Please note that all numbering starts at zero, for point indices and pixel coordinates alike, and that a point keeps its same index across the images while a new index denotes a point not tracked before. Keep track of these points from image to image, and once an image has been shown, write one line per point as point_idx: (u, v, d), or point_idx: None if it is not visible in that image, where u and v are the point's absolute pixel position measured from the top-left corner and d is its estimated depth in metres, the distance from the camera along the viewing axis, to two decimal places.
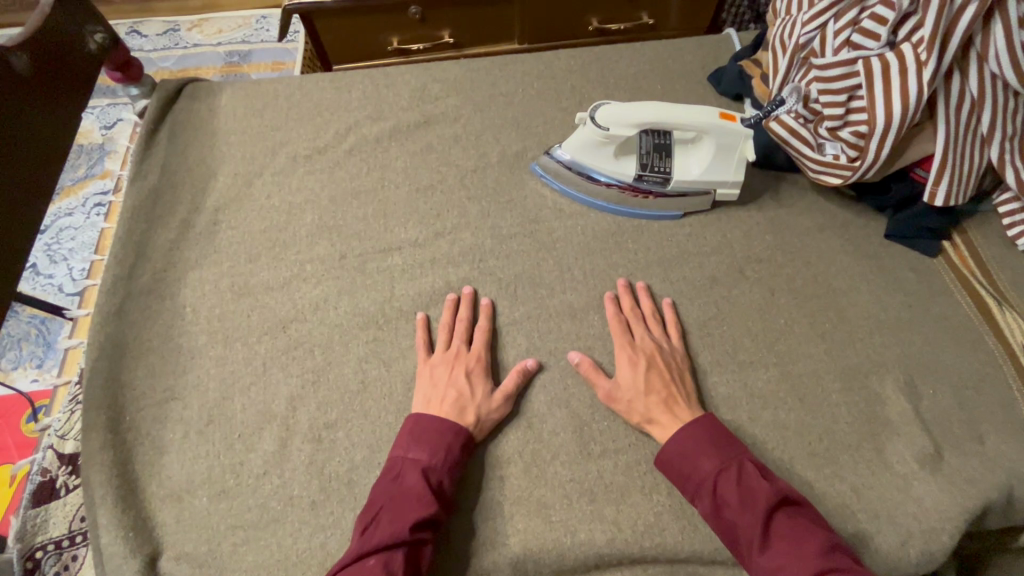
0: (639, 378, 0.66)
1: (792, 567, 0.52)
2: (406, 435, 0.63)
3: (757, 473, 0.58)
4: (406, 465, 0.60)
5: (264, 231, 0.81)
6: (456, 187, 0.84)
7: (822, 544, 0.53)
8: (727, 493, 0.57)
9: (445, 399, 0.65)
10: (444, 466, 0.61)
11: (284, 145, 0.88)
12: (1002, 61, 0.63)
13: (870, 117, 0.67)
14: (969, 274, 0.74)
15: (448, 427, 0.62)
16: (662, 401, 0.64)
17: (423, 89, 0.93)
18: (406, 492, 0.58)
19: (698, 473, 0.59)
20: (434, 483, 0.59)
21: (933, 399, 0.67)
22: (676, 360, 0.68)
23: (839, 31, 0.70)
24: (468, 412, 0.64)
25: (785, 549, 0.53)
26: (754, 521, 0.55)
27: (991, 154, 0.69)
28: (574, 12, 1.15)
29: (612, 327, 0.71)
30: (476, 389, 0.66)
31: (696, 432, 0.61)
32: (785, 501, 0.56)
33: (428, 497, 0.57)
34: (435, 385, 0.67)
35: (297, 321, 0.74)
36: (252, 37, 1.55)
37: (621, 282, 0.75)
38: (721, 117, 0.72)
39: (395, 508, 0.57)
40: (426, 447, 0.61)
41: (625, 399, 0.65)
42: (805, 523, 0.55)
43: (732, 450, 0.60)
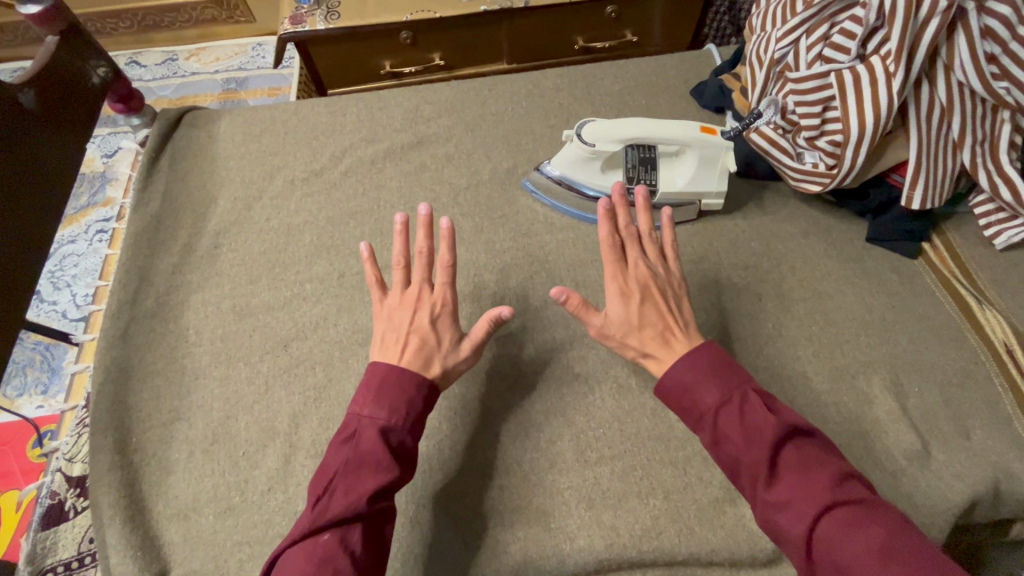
0: (633, 311, 0.64)
1: (800, 500, 0.51)
2: (363, 391, 0.60)
3: (762, 404, 0.56)
4: (363, 424, 0.58)
5: (264, 253, 0.83)
6: (450, 206, 0.86)
7: (831, 476, 0.52)
8: (730, 426, 0.56)
9: (407, 348, 0.63)
10: (405, 424, 0.59)
11: (281, 169, 0.91)
12: (968, 71, 0.67)
13: (844, 127, 0.70)
14: (949, 273, 0.77)
15: (410, 382, 0.61)
16: (658, 334, 0.63)
17: (416, 111, 0.96)
18: (363, 456, 0.56)
19: (699, 406, 0.58)
20: (394, 443, 0.58)
21: (919, 396, 0.69)
22: (670, 286, 0.67)
23: (811, 45, 0.73)
24: (433, 361, 0.63)
25: (791, 481, 0.52)
26: (759, 454, 0.54)
27: (964, 158, 0.72)
28: (560, 32, 1.18)
29: (604, 250, 0.68)
30: (441, 337, 0.65)
31: (697, 364, 0.60)
32: (792, 433, 0.55)
33: (387, 462, 0.56)
34: (395, 329, 0.65)
35: (298, 340, 0.76)
36: (248, 64, 1.59)
37: (616, 188, 0.70)
38: (702, 130, 0.76)
39: (352, 476, 0.55)
40: (384, 406, 0.59)
41: (616, 335, 0.65)
42: (812, 454, 0.54)
43: (734, 381, 0.58)
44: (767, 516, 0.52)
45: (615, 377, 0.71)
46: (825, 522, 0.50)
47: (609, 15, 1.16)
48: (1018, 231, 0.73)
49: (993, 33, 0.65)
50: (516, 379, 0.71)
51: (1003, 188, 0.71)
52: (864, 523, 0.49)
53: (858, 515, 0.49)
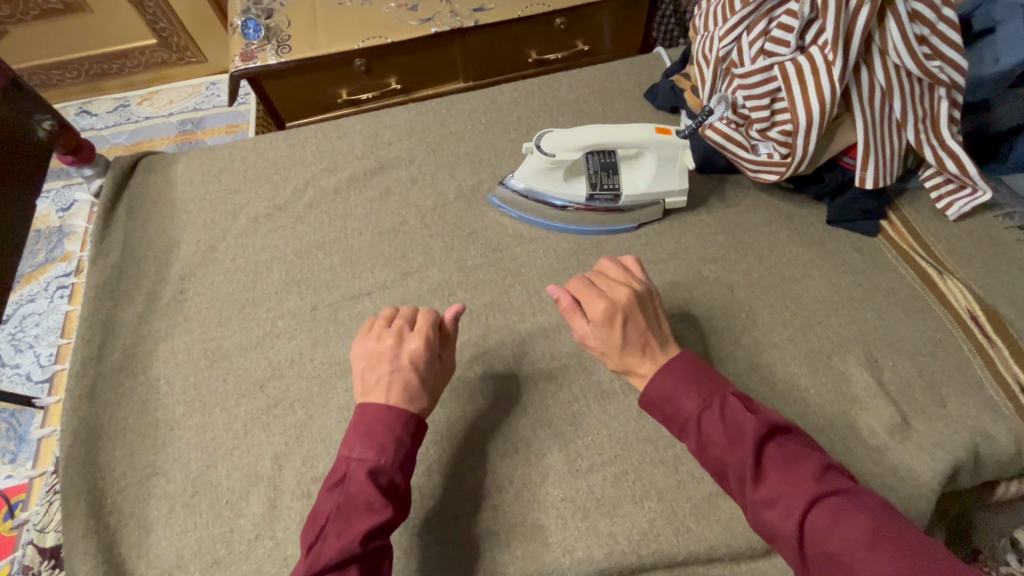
0: (615, 330, 0.64)
1: (787, 496, 0.51)
2: (352, 432, 0.59)
3: (741, 405, 0.57)
4: (353, 467, 0.57)
5: (231, 293, 0.82)
6: (418, 227, 0.86)
7: (814, 469, 0.52)
8: (712, 430, 0.57)
9: (393, 387, 0.62)
10: (395, 463, 0.58)
11: (243, 207, 0.90)
12: (902, 54, 0.70)
13: (794, 116, 0.72)
14: (909, 248, 0.79)
15: (397, 418, 0.59)
16: (641, 351, 0.64)
17: (376, 137, 0.96)
18: (354, 498, 0.55)
19: (681, 413, 0.60)
20: (385, 483, 0.56)
21: (893, 369, 0.71)
22: (647, 303, 0.68)
23: (753, 42, 0.75)
24: (419, 400, 0.62)
25: (777, 478, 0.53)
26: (743, 454, 0.54)
27: (909, 136, 0.75)
28: (512, 48, 1.18)
29: (576, 286, 0.69)
30: (426, 375, 0.64)
31: (675, 373, 0.61)
32: (773, 431, 0.56)
33: (378, 502, 0.55)
34: (378, 368, 0.63)
35: (274, 379, 0.74)
36: (203, 104, 1.57)
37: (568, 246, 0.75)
38: (657, 131, 0.77)
39: (343, 520, 0.53)
40: (373, 446, 0.58)
41: (598, 349, 0.66)
42: (795, 448, 0.55)
43: (713, 386, 0.60)
44: (757, 515, 0.53)
45: (598, 384, 0.71)
46: (812, 516, 0.50)
47: (559, 27, 1.16)
48: (967, 201, 0.77)
49: (920, 16, 0.70)
50: (500, 396, 0.71)
51: (949, 162, 0.75)
52: (849, 512, 0.49)
53: (844, 506, 0.50)
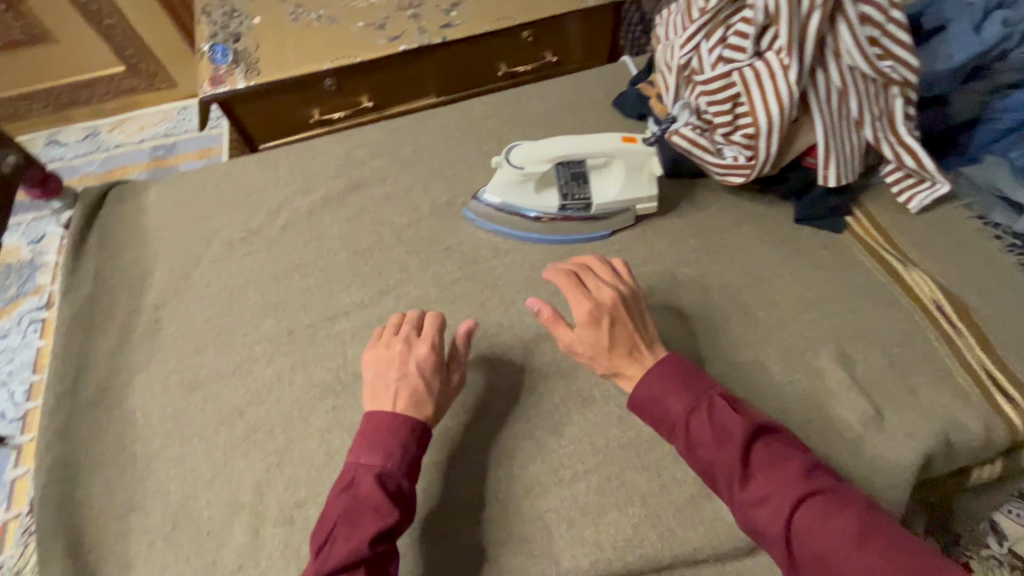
0: (602, 333, 0.65)
1: (775, 496, 0.53)
2: (359, 437, 0.60)
3: (729, 407, 0.58)
4: (360, 471, 0.58)
5: (207, 320, 0.81)
6: (394, 245, 0.86)
7: (800, 469, 0.54)
8: (701, 432, 0.58)
9: (399, 394, 0.63)
10: (402, 468, 0.58)
11: (217, 232, 0.89)
12: (854, 56, 0.72)
13: (755, 120, 0.74)
14: (874, 241, 0.81)
15: (402, 423, 0.60)
16: (627, 354, 0.65)
17: (349, 156, 0.96)
18: (362, 502, 0.56)
19: (670, 414, 0.60)
20: (391, 488, 0.57)
21: (865, 362, 0.72)
22: (633, 305, 0.68)
23: (711, 49, 0.76)
24: (425, 406, 0.63)
25: (765, 479, 0.54)
26: (732, 457, 0.55)
27: (867, 134, 0.78)
28: (481, 62, 1.19)
29: (563, 283, 0.70)
30: (432, 382, 0.64)
31: (664, 376, 0.62)
32: (760, 432, 0.57)
33: (384, 507, 0.55)
34: (385, 375, 0.64)
35: (254, 406, 0.73)
36: (175, 129, 1.56)
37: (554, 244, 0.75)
38: (623, 140, 0.79)
39: (351, 523, 0.54)
40: (379, 451, 0.59)
41: (585, 352, 0.66)
42: (781, 448, 0.56)
43: (700, 388, 0.60)
44: (745, 515, 0.54)
45: (578, 392, 0.71)
46: (799, 516, 0.51)
47: (526, 39, 1.17)
48: (928, 193, 0.79)
49: (870, 19, 0.72)
50: (480, 410, 0.71)
51: (906, 157, 0.78)
52: (835, 511, 0.51)
53: (829, 505, 0.51)
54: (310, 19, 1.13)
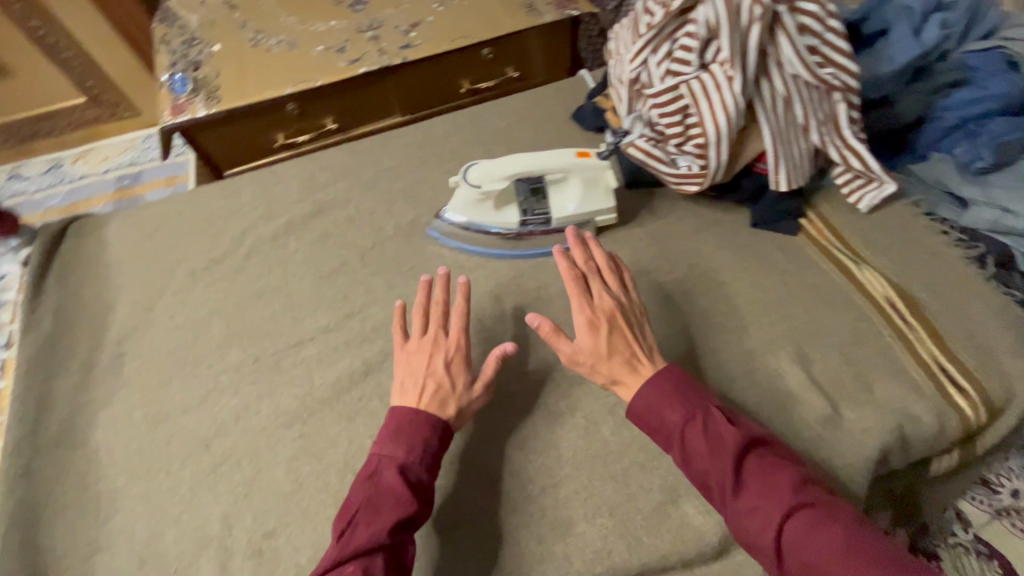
0: (601, 340, 0.66)
1: (766, 507, 0.55)
2: (384, 430, 0.64)
3: (724, 419, 0.60)
4: (383, 462, 0.61)
5: (171, 352, 0.80)
6: (359, 267, 0.86)
7: (791, 481, 0.56)
8: (696, 442, 0.59)
9: (425, 391, 0.66)
10: (423, 462, 0.62)
11: (180, 262, 0.89)
12: (796, 64, 0.74)
13: (704, 131, 0.76)
14: (827, 242, 0.84)
15: (425, 420, 0.64)
16: (626, 362, 0.66)
17: (312, 180, 0.96)
18: (385, 491, 0.59)
19: (666, 424, 0.62)
20: (412, 480, 0.61)
21: (822, 362, 0.74)
22: (633, 315, 0.70)
23: (659, 63, 0.78)
24: (449, 404, 0.66)
25: (756, 489, 0.56)
26: (725, 467, 0.57)
27: (814, 139, 0.80)
28: (444, 80, 1.20)
29: (568, 284, 0.71)
30: (456, 382, 0.67)
31: (662, 386, 0.63)
32: (752, 444, 0.59)
33: (405, 497, 0.59)
34: (413, 374, 0.68)
35: (220, 437, 0.73)
36: (140, 158, 1.55)
37: (570, 227, 0.74)
38: (578, 155, 0.81)
39: (373, 510, 0.58)
40: (403, 444, 0.62)
41: (586, 361, 0.66)
42: (772, 460, 0.58)
43: (696, 399, 0.62)
44: (737, 524, 0.56)
45: (544, 406, 0.72)
46: (790, 527, 0.53)
47: (486, 56, 1.18)
48: (876, 193, 0.82)
49: (808, 29, 0.74)
50: None
51: (853, 159, 0.81)
52: (824, 523, 0.53)
53: (819, 516, 0.53)
54: (269, 45, 1.14)
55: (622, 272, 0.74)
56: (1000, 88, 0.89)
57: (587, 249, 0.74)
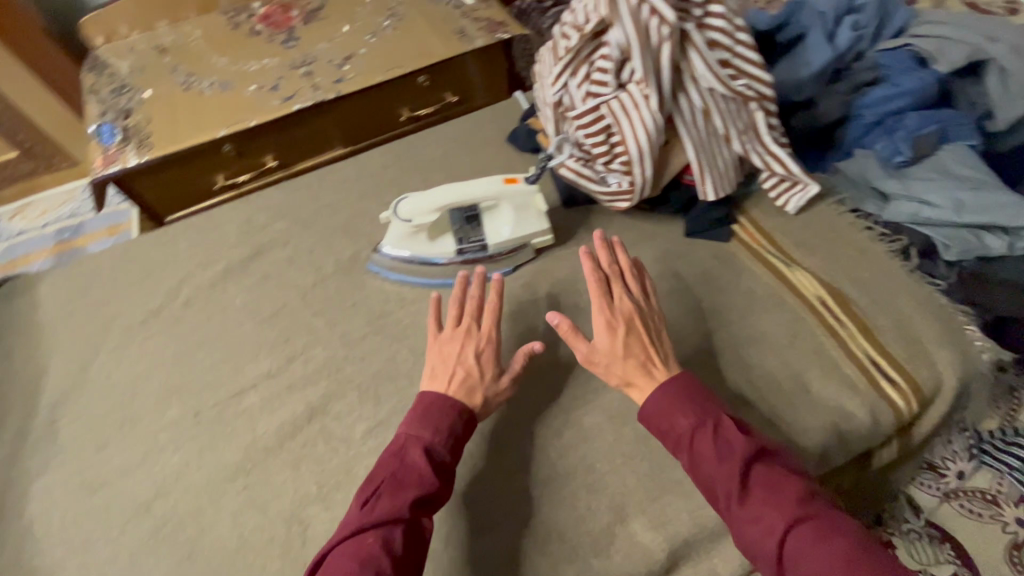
0: (617, 342, 0.67)
1: (770, 516, 0.55)
2: (412, 412, 0.65)
3: (734, 427, 0.60)
4: (409, 441, 0.62)
5: (108, 412, 0.78)
6: (300, 308, 0.85)
7: (797, 493, 0.56)
8: (705, 447, 0.59)
9: (454, 378, 0.67)
10: (447, 445, 0.63)
11: (116, 318, 0.87)
12: (709, 79, 0.77)
13: (628, 149, 0.78)
14: (760, 245, 0.85)
15: (453, 407, 0.65)
16: (640, 364, 0.67)
17: (249, 222, 0.95)
18: (409, 467, 0.60)
19: (676, 429, 0.62)
20: (435, 460, 0.62)
21: (760, 365, 0.75)
22: (652, 320, 0.71)
23: (579, 85, 0.80)
24: (476, 393, 0.67)
25: (762, 497, 0.56)
26: (733, 474, 0.57)
27: (736, 148, 0.82)
28: (383, 109, 1.20)
29: (590, 284, 0.72)
30: (484, 372, 0.68)
31: (674, 393, 0.63)
32: (761, 454, 0.59)
33: (428, 476, 0.60)
34: (444, 362, 0.69)
35: (161, 497, 0.71)
36: (81, 208, 1.51)
37: (597, 233, 0.75)
38: (506, 181, 0.81)
39: (396, 485, 0.59)
40: (428, 425, 0.63)
41: (601, 362, 0.68)
42: (781, 472, 0.58)
43: (707, 407, 0.62)
44: (740, 530, 0.56)
45: (491, 435, 0.72)
46: (792, 537, 0.53)
47: (423, 83, 1.19)
48: (802, 195, 0.84)
49: (718, 43, 0.77)
50: None
51: (776, 164, 0.83)
52: (827, 535, 0.52)
53: (824, 529, 0.53)
54: (201, 87, 1.13)
55: (645, 279, 0.75)
56: (913, 84, 0.93)
57: (611, 252, 0.75)
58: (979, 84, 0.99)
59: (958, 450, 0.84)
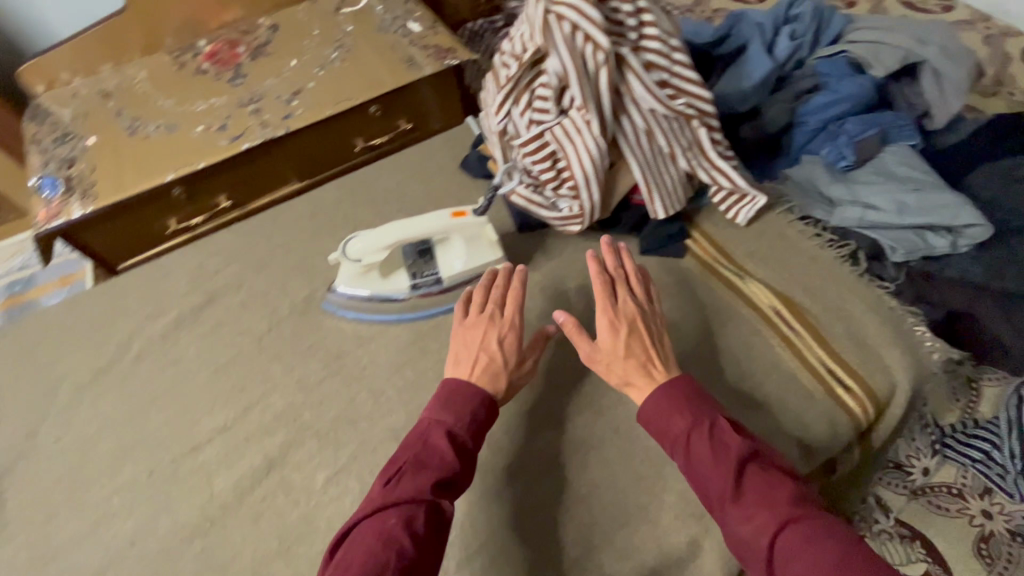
0: (619, 343, 0.68)
1: (762, 515, 0.54)
2: (436, 398, 0.66)
3: (730, 428, 0.61)
4: (431, 425, 0.63)
5: (58, 479, 0.75)
6: (256, 353, 0.83)
7: (790, 493, 0.56)
8: (701, 447, 0.59)
9: (477, 364, 0.68)
10: (469, 430, 0.64)
11: (64, 377, 0.84)
12: (649, 99, 0.77)
13: (575, 174, 0.78)
14: (712, 259, 0.87)
15: (476, 394, 0.65)
16: (641, 365, 0.67)
17: (201, 268, 0.93)
18: (431, 449, 0.61)
19: (672, 429, 0.62)
20: (457, 444, 0.62)
21: (720, 381, 0.76)
22: (655, 322, 0.71)
23: (522, 113, 0.80)
24: (498, 378, 0.68)
25: (756, 496, 0.56)
26: (727, 473, 0.57)
27: (683, 165, 0.83)
28: (336, 142, 1.19)
29: (594, 286, 0.73)
30: (506, 357, 0.69)
31: (672, 394, 0.64)
32: (756, 455, 0.59)
33: (450, 458, 0.61)
34: (468, 348, 0.70)
35: (115, 565, 0.68)
36: (32, 259, 1.47)
37: (604, 238, 0.76)
38: (454, 215, 0.80)
39: (419, 466, 0.60)
40: (451, 411, 0.64)
41: (602, 360, 0.69)
42: (774, 474, 0.58)
43: (704, 409, 0.62)
44: (731, 529, 0.56)
45: None
46: (783, 537, 0.53)
47: (375, 113, 1.19)
48: (750, 206, 0.85)
49: (655, 65, 0.77)
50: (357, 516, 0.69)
51: (722, 178, 0.84)
52: (818, 535, 0.52)
53: (815, 529, 0.53)
54: (147, 131, 1.11)
55: (648, 283, 0.75)
56: (850, 90, 0.96)
57: (617, 257, 0.75)
58: (915, 84, 1.01)
59: (922, 447, 0.86)
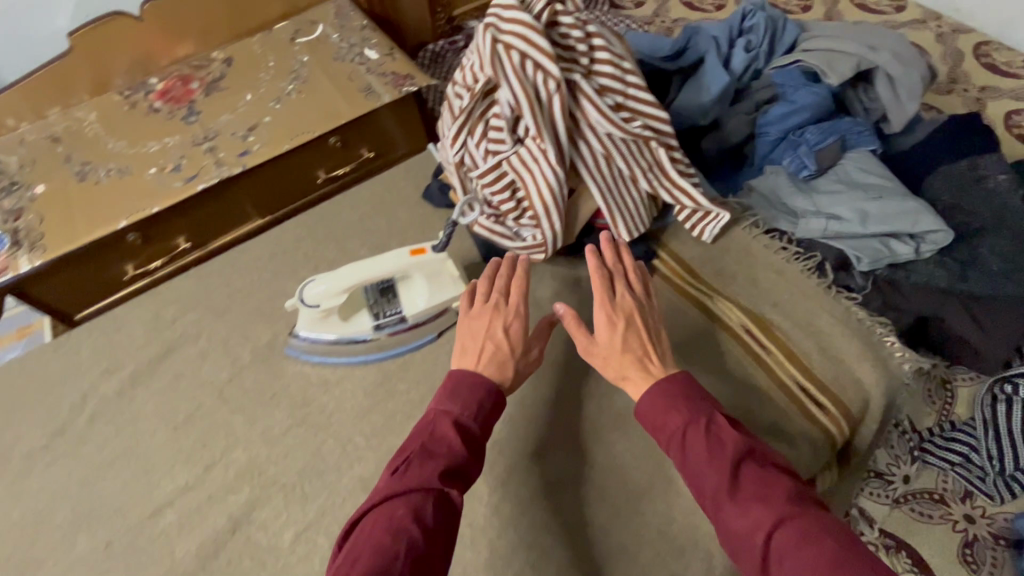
0: (616, 337, 0.66)
1: (759, 512, 0.52)
2: (441, 390, 0.64)
3: (727, 424, 0.59)
4: (438, 416, 0.61)
5: (9, 556, 0.71)
6: (217, 406, 0.80)
7: (787, 490, 0.54)
8: (697, 444, 0.57)
9: (484, 354, 0.66)
10: (476, 421, 0.62)
11: (13, 444, 0.80)
12: (605, 124, 0.76)
13: (535, 204, 0.77)
14: (682, 279, 0.86)
15: (483, 384, 0.63)
16: (637, 361, 0.65)
17: (157, 317, 0.90)
18: (439, 439, 0.59)
19: (668, 425, 0.60)
20: (465, 434, 0.60)
21: None
22: (652, 318, 0.70)
23: (478, 144, 0.79)
24: (505, 369, 0.66)
25: (753, 492, 0.54)
26: (724, 470, 0.55)
27: (644, 187, 0.83)
28: (297, 175, 1.17)
29: (592, 279, 0.71)
30: (513, 347, 0.67)
31: (668, 389, 0.62)
32: (753, 452, 0.57)
33: (458, 448, 0.59)
34: (474, 337, 0.67)
35: None
36: None
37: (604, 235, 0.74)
38: (413, 253, 0.77)
39: (426, 456, 0.58)
40: (458, 401, 0.62)
41: (599, 354, 0.67)
42: (771, 471, 0.56)
43: (701, 405, 0.60)
44: (726, 526, 0.54)
45: None
46: (778, 534, 0.51)
47: (335, 144, 1.17)
48: (715, 224, 0.84)
49: (609, 89, 0.76)
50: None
51: (685, 198, 0.83)
52: (814, 532, 0.50)
53: (812, 526, 0.51)
54: (98, 176, 1.07)
55: (647, 279, 0.74)
56: (807, 100, 0.96)
57: (616, 252, 0.74)
58: (871, 89, 1.02)
59: (900, 454, 0.87)
